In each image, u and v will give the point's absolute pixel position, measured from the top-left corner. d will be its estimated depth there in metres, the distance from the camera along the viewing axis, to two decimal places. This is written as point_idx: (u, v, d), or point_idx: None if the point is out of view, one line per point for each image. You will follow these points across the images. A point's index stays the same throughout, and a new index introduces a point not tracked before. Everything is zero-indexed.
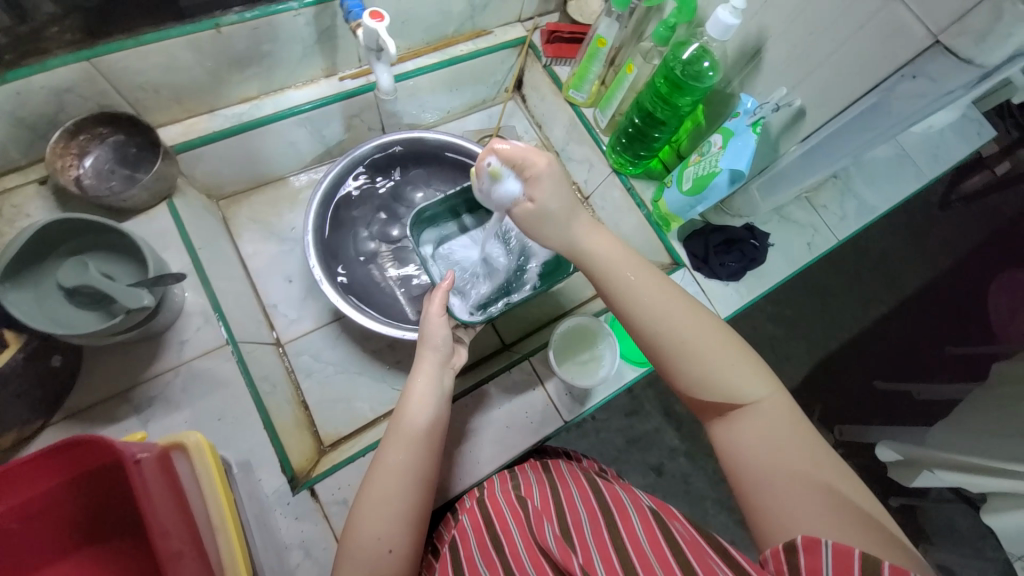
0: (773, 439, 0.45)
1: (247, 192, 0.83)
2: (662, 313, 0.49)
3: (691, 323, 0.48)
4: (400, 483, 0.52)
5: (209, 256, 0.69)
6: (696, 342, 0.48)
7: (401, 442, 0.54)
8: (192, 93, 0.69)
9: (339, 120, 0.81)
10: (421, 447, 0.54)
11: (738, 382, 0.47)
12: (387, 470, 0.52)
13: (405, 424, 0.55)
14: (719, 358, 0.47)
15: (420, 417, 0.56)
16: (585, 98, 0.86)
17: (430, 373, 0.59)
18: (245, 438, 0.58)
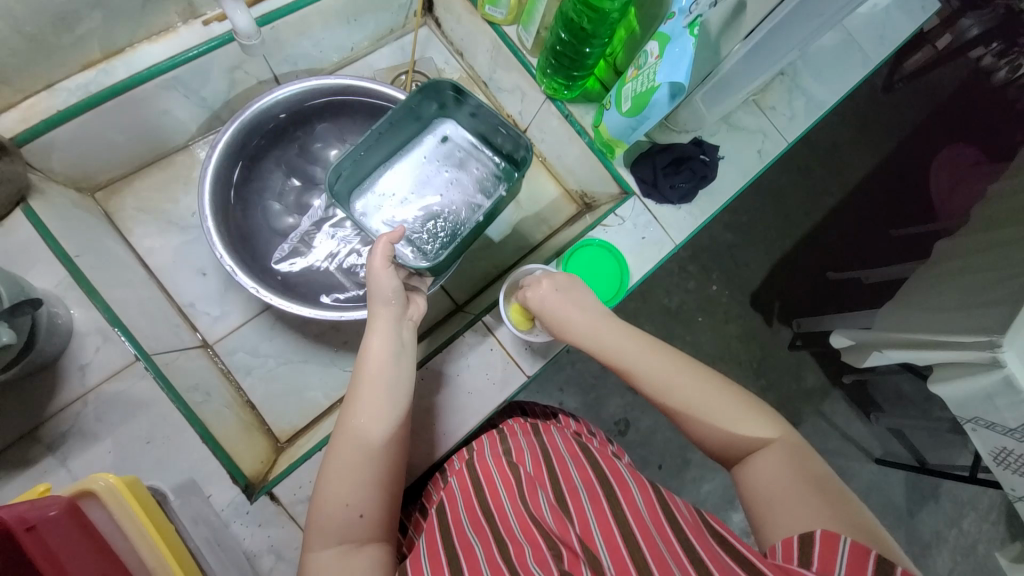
0: (786, 471, 0.45)
1: (129, 179, 0.71)
2: (664, 378, 0.51)
3: (694, 383, 0.50)
4: (366, 448, 0.49)
5: (94, 262, 0.59)
6: (700, 400, 0.50)
7: (364, 405, 0.51)
8: (12, 66, 0.55)
9: (216, 77, 0.68)
10: (388, 410, 0.51)
11: (743, 428, 0.48)
12: (350, 436, 0.49)
13: (369, 385, 0.52)
14: (721, 409, 0.49)
15: (381, 377, 0.52)
16: (504, 15, 0.75)
17: (384, 329, 0.55)
18: (183, 458, 0.53)
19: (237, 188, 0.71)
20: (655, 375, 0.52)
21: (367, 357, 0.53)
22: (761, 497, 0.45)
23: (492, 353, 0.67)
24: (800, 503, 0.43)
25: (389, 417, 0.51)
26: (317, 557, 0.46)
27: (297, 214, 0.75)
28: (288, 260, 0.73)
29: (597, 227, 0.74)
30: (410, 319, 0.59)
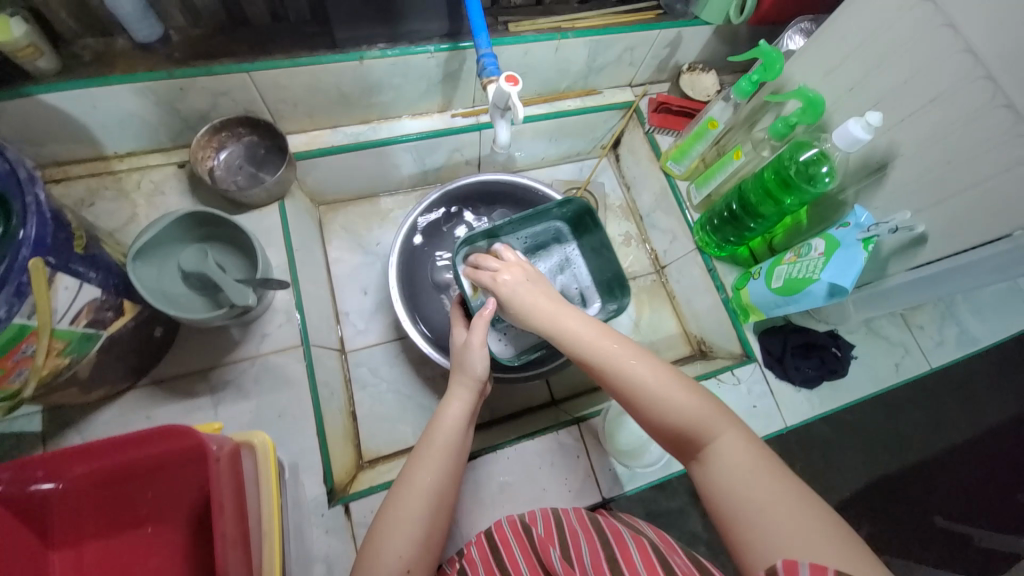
0: (741, 472, 0.41)
1: (346, 203, 0.89)
2: (610, 362, 0.47)
3: (638, 365, 0.46)
4: (427, 507, 0.49)
5: (302, 257, 0.74)
6: (643, 382, 0.46)
7: (432, 465, 0.51)
8: (324, 111, 0.74)
9: (442, 151, 0.85)
10: (450, 471, 0.51)
11: (695, 413, 0.44)
12: (415, 490, 0.49)
13: (437, 448, 0.52)
14: (674, 396, 0.45)
15: (454, 444, 0.53)
16: (682, 171, 0.86)
17: (465, 398, 0.56)
18: (298, 441, 0.60)
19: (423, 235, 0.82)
20: (601, 355, 0.48)
21: (441, 423, 0.53)
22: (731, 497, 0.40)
23: (577, 460, 0.68)
24: (771, 499, 0.38)
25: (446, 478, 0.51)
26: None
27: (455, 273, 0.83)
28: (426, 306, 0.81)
29: (712, 376, 0.76)
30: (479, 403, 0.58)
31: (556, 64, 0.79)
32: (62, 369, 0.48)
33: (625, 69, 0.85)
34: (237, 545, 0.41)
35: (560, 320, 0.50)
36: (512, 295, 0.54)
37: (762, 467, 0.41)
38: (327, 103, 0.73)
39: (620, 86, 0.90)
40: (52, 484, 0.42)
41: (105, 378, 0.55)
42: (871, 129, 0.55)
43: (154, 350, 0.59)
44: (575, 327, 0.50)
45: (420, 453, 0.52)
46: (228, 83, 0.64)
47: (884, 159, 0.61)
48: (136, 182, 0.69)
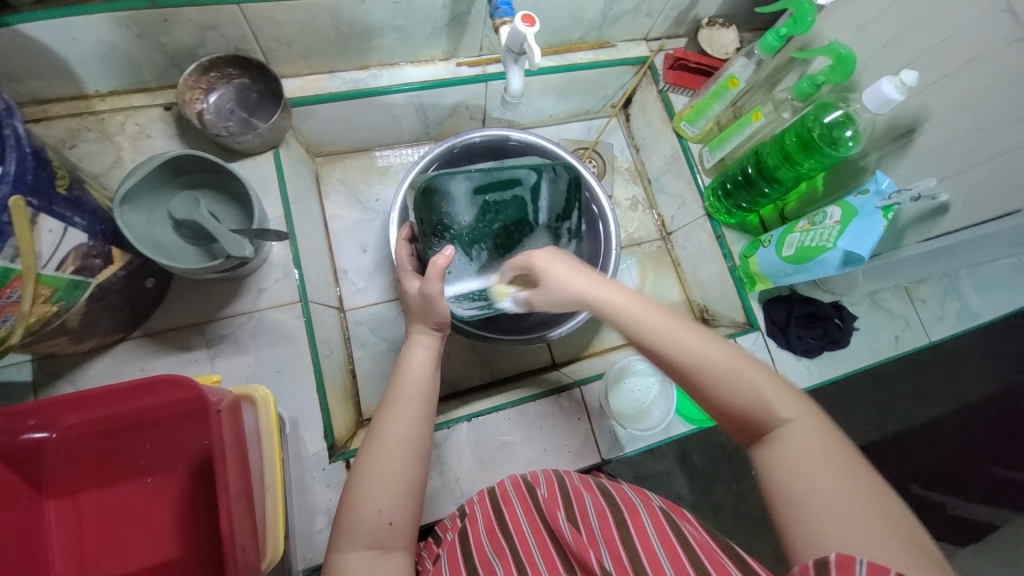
0: (807, 462, 0.37)
1: (344, 155, 0.85)
2: (674, 334, 0.43)
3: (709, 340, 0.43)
4: (401, 457, 0.47)
5: (299, 212, 0.71)
6: (714, 361, 0.42)
7: (402, 413, 0.50)
8: (320, 53, 0.69)
9: (446, 103, 0.81)
10: (421, 414, 0.50)
11: (754, 395, 0.41)
12: (386, 443, 0.48)
13: (404, 397, 0.51)
14: (728, 373, 0.42)
15: (423, 390, 0.52)
16: (696, 133, 0.82)
17: (428, 343, 0.56)
18: (298, 398, 0.60)
19: None
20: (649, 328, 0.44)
21: (408, 372, 0.53)
22: (781, 477, 0.38)
23: (579, 422, 0.69)
24: (827, 481, 0.36)
25: (419, 422, 0.50)
26: (346, 556, 0.44)
27: None
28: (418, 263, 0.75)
29: None
30: (441, 348, 0.58)
31: (570, 11, 0.73)
32: (50, 317, 0.46)
33: (642, 20, 0.80)
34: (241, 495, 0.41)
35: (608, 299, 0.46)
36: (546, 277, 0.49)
37: (827, 442, 0.38)
38: (325, 44, 0.68)
39: (636, 40, 0.85)
40: (45, 434, 0.41)
41: (96, 328, 0.53)
42: (904, 89, 0.52)
43: (147, 301, 0.57)
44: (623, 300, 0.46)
45: (389, 404, 0.51)
46: (217, 17, 0.59)
47: (913, 124, 0.58)
48: (120, 124, 0.65)
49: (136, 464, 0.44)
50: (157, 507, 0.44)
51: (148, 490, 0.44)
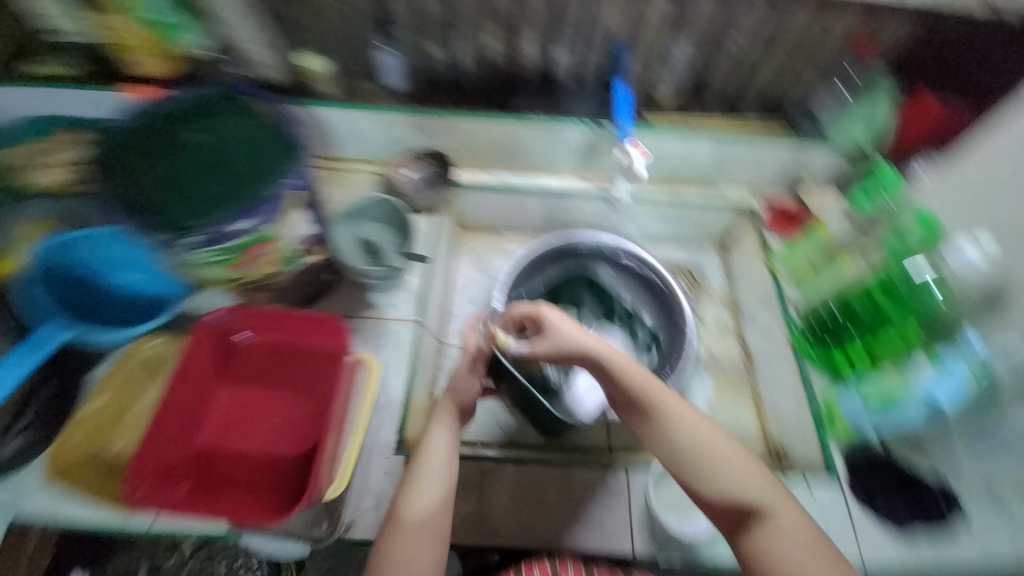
0: (790, 540, 0.52)
1: (476, 233, 1.05)
2: (672, 417, 0.58)
3: (700, 425, 0.58)
4: (423, 539, 0.55)
5: (436, 259, 0.91)
6: (708, 443, 0.57)
7: (425, 491, 0.57)
8: (484, 154, 0.94)
9: (568, 208, 1.00)
10: (439, 500, 0.57)
11: (745, 479, 0.55)
12: (408, 524, 0.55)
13: (426, 478, 0.58)
14: (722, 455, 0.56)
15: (441, 474, 0.58)
16: (788, 273, 0.90)
17: (448, 424, 0.62)
18: (388, 392, 0.72)
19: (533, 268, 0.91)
20: (660, 405, 0.59)
21: (430, 454, 0.59)
22: (766, 553, 0.52)
23: (618, 505, 0.69)
24: (803, 557, 0.51)
25: (432, 509, 0.56)
26: None
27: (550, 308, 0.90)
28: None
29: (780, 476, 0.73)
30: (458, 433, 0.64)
31: (683, 155, 0.92)
32: (270, 274, 0.70)
33: (746, 172, 0.95)
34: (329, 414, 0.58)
35: (625, 372, 0.60)
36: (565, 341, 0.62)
37: (795, 522, 0.53)
38: (491, 149, 0.93)
39: (740, 187, 0.98)
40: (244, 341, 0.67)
41: (285, 296, 0.75)
42: (985, 255, 0.64)
43: (318, 290, 0.78)
44: (637, 373, 0.60)
45: (412, 481, 0.58)
46: (430, 123, 0.88)
47: (998, 293, 0.68)
48: (343, 176, 0.93)
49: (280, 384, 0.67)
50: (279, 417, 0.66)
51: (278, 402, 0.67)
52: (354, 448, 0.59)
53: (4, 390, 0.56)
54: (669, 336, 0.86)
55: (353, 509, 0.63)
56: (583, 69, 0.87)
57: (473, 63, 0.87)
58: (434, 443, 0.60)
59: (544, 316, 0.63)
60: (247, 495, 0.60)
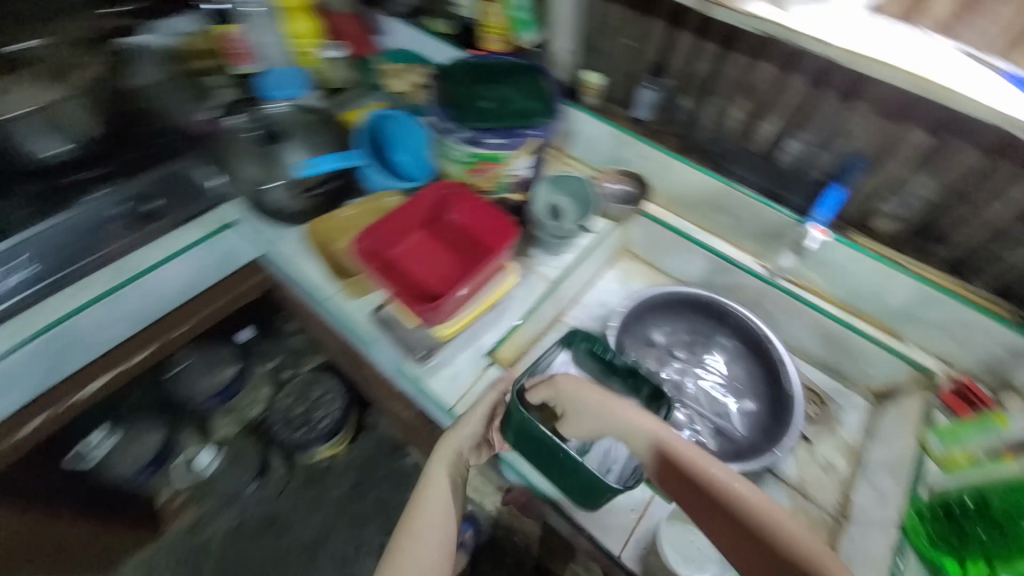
0: None
1: (638, 261, 1.15)
2: (698, 473, 0.60)
3: (729, 476, 0.59)
4: (431, 545, 0.69)
5: (596, 254, 1.05)
6: (741, 493, 0.58)
7: (431, 507, 0.71)
8: (680, 199, 1.05)
9: (728, 278, 1.04)
10: (441, 517, 0.71)
11: (797, 533, 0.55)
12: (415, 531, 0.70)
13: (432, 495, 0.72)
14: (760, 507, 0.57)
15: (441, 497, 0.72)
16: (939, 452, 0.79)
17: (450, 458, 0.75)
18: (504, 316, 0.89)
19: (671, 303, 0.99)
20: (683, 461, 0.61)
21: (435, 480, 0.73)
22: None
23: (628, 512, 0.76)
24: None
25: (438, 523, 0.71)
26: None
27: (666, 343, 0.97)
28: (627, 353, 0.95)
29: None
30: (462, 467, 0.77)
31: (875, 286, 0.89)
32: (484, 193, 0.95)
33: (943, 338, 0.87)
34: (478, 282, 0.78)
35: (645, 434, 0.64)
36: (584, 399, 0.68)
37: None
38: (692, 200, 1.03)
39: (927, 351, 0.90)
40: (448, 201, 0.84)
41: None
42: None
43: None
44: (660, 434, 0.63)
45: (420, 502, 0.73)
46: (653, 156, 1.02)
47: None
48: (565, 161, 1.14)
49: (455, 241, 0.82)
50: (444, 260, 0.80)
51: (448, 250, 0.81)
52: (465, 317, 0.79)
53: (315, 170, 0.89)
54: (761, 431, 0.88)
55: (440, 366, 0.83)
56: (809, 166, 0.93)
57: (708, 124, 1.00)
58: (436, 475, 0.74)
59: (564, 378, 0.70)
60: (406, 292, 0.75)
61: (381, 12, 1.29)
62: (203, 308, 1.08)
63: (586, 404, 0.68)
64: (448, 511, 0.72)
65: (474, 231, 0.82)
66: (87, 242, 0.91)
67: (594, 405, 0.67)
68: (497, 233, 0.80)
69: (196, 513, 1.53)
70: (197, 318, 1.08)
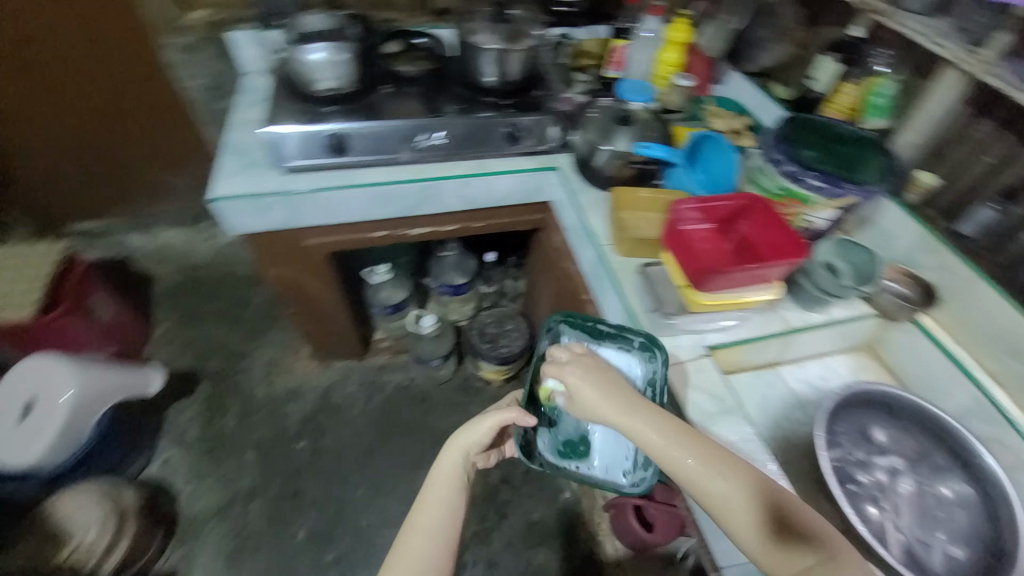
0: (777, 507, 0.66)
1: (880, 363, 1.10)
2: (655, 432, 0.71)
3: (673, 427, 0.72)
4: (432, 540, 0.78)
5: (844, 330, 1.05)
6: (686, 441, 0.70)
7: (434, 502, 0.82)
8: (971, 324, 0.97)
9: (988, 428, 0.92)
10: (447, 508, 0.81)
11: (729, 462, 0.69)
12: (423, 527, 0.79)
13: (438, 491, 0.83)
14: (700, 448, 0.70)
15: (445, 493, 0.83)
16: None
17: (451, 463, 0.85)
18: (739, 329, 0.98)
19: (913, 420, 0.92)
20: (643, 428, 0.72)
21: (439, 475, 0.84)
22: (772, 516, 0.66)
23: None
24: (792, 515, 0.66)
25: (441, 518, 0.80)
26: None
27: (884, 448, 0.92)
28: (841, 436, 0.91)
29: None
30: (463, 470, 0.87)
31: None
32: None
33: None
34: (755, 275, 0.87)
35: (620, 412, 0.73)
36: (581, 383, 0.76)
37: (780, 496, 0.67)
38: (987, 330, 0.95)
39: None
40: (749, 213, 0.94)
41: None
42: None
43: None
44: (625, 407, 0.74)
45: (424, 499, 0.83)
46: (958, 270, 0.98)
47: None
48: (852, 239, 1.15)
49: (741, 245, 0.93)
50: (727, 253, 0.92)
51: (733, 249, 0.93)
52: (728, 301, 0.89)
53: (655, 152, 1.11)
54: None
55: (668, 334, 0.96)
56: None
57: None
58: (438, 475, 0.84)
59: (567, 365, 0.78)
60: (689, 262, 0.89)
61: (733, 70, 1.53)
62: (495, 218, 1.42)
63: (585, 385, 0.76)
64: (451, 508, 0.82)
65: (762, 244, 0.91)
66: (473, 140, 1.28)
67: (587, 390, 0.76)
68: (785, 252, 0.88)
69: (388, 359, 1.96)
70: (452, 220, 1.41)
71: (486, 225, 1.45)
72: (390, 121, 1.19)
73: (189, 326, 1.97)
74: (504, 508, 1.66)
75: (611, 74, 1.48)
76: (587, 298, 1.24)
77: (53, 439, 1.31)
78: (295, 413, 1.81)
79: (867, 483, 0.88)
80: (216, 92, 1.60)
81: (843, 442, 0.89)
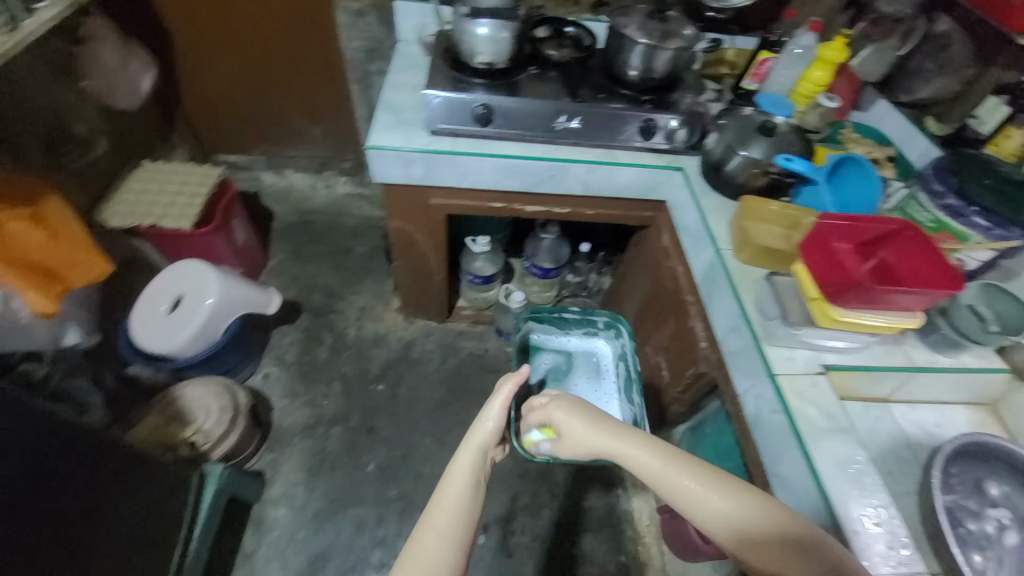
0: (772, 526, 0.66)
1: (1002, 422, 1.04)
2: (640, 456, 0.78)
3: (657, 449, 0.77)
4: (447, 528, 0.76)
5: (971, 380, 1.00)
6: (671, 461, 0.75)
7: (449, 494, 0.80)
8: None
9: None
10: (466, 499, 0.80)
11: (717, 482, 0.71)
12: (438, 519, 0.77)
13: (453, 483, 0.82)
14: (685, 468, 0.74)
15: (463, 486, 0.82)
16: None
17: (470, 458, 0.86)
18: (857, 355, 0.97)
19: None
20: (629, 455, 0.80)
21: (456, 470, 0.84)
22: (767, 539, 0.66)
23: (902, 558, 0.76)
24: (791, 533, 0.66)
25: (457, 510, 0.79)
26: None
27: (999, 504, 0.88)
28: (953, 482, 0.88)
29: None
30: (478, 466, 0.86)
31: None
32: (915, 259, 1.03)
33: None
34: (901, 299, 0.86)
35: (610, 440, 0.83)
36: (563, 420, 0.90)
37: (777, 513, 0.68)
38: None
39: None
40: (904, 237, 0.92)
41: None
42: None
43: None
44: (610, 433, 0.83)
45: (439, 491, 0.81)
46: None
47: None
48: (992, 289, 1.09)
49: (886, 268, 0.91)
50: (873, 272, 0.90)
51: (879, 270, 0.91)
52: (864, 320, 0.88)
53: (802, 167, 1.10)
54: None
55: (785, 346, 0.96)
56: None
57: None
58: (456, 467, 0.85)
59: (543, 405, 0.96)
60: (835, 272, 0.88)
61: (884, 99, 1.49)
62: (608, 209, 1.47)
63: (568, 418, 0.90)
64: (468, 499, 0.81)
65: (912, 271, 0.90)
66: (605, 130, 1.33)
67: (570, 425, 0.89)
68: (938, 283, 0.87)
69: (466, 326, 2.07)
70: (558, 206, 1.47)
71: (597, 216, 1.49)
72: (534, 102, 1.27)
73: (298, 261, 2.18)
74: (557, 487, 1.72)
75: (747, 86, 1.49)
76: (691, 300, 1.26)
77: (194, 332, 1.51)
78: (378, 357, 1.95)
79: (973, 535, 0.86)
80: (370, 55, 1.76)
81: (954, 489, 0.87)
